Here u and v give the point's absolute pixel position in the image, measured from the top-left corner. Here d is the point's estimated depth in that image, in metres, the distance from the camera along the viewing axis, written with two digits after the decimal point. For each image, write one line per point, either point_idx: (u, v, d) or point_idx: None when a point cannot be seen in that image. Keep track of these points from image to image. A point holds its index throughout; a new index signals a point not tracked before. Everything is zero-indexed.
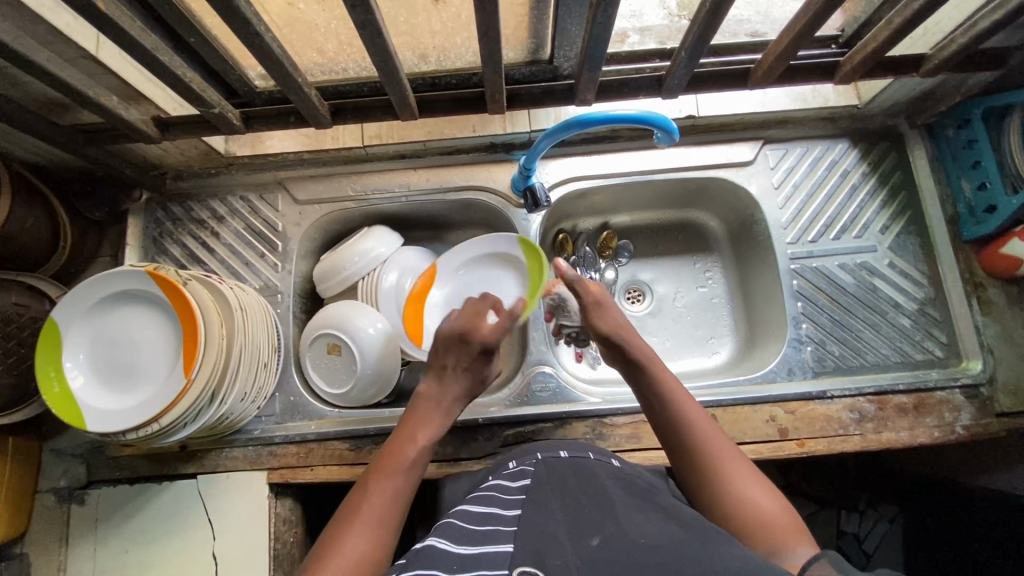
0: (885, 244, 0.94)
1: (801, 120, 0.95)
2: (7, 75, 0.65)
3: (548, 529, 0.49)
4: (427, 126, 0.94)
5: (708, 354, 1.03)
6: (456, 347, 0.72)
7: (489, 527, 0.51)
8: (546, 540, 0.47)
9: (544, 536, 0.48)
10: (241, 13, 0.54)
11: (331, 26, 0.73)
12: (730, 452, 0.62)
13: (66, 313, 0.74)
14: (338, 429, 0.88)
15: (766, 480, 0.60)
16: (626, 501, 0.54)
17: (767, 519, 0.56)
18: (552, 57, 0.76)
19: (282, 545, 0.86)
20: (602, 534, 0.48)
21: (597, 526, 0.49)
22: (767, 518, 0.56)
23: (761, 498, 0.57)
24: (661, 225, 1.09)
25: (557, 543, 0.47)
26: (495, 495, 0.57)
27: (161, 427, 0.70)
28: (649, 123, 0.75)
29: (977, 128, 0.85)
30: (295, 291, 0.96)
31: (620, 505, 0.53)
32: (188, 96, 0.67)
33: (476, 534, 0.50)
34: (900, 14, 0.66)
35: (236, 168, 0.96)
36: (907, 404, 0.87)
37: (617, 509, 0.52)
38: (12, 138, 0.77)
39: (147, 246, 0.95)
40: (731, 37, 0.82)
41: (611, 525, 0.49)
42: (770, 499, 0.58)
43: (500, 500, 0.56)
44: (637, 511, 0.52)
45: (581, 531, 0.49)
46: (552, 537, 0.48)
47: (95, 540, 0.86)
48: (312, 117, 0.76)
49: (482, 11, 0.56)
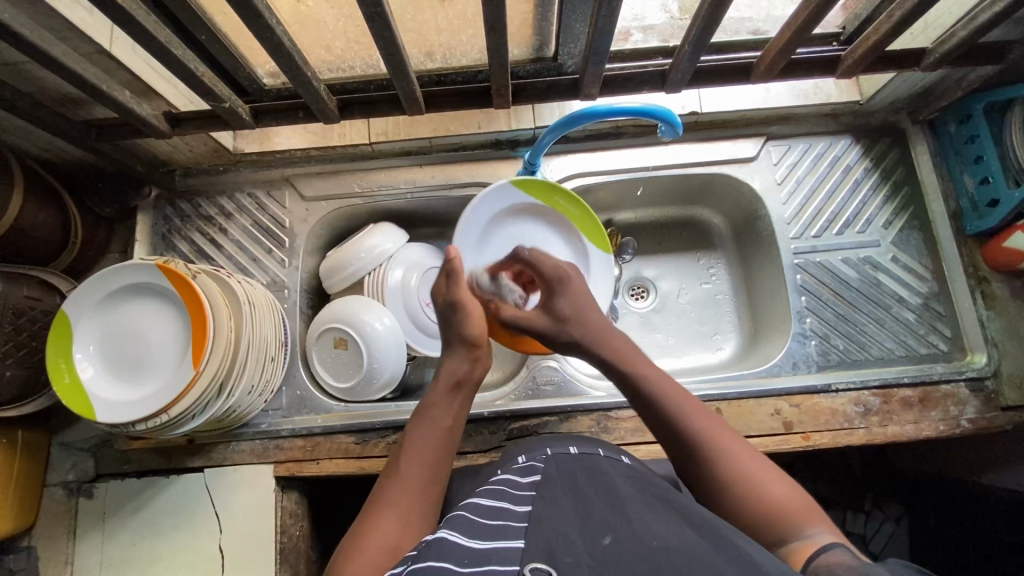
0: (888, 239, 0.94)
1: (803, 116, 0.96)
2: (22, 69, 0.66)
3: (558, 524, 0.49)
4: (432, 123, 0.95)
5: (712, 350, 1.03)
6: (452, 314, 0.73)
7: (499, 522, 0.51)
8: (556, 538, 0.48)
9: (556, 532, 0.48)
10: (253, 6, 0.55)
11: (339, 24, 0.74)
12: (735, 440, 0.61)
13: (78, 305, 0.75)
14: (344, 423, 0.89)
15: (774, 465, 0.60)
16: (636, 499, 0.53)
17: (778, 503, 0.56)
18: (556, 54, 0.77)
19: (288, 538, 0.87)
20: (613, 534, 0.48)
21: (607, 524, 0.49)
22: (779, 503, 0.56)
23: (779, 492, 0.57)
24: (664, 222, 1.09)
25: (568, 539, 0.47)
26: (507, 489, 0.57)
27: (170, 418, 0.70)
28: (653, 116, 0.76)
29: (978, 124, 0.85)
30: (302, 286, 0.97)
31: (630, 503, 0.52)
32: (200, 90, 0.68)
33: (488, 528, 0.50)
34: (901, 7, 0.67)
35: (244, 165, 0.97)
36: (912, 397, 0.87)
37: (627, 507, 0.51)
38: (25, 133, 0.78)
39: (157, 242, 0.97)
40: (733, 35, 0.82)
41: (621, 524, 0.49)
42: (781, 483, 0.58)
43: (512, 494, 0.56)
44: (646, 508, 0.52)
45: (591, 528, 0.49)
46: (562, 532, 0.48)
47: (103, 533, 0.86)
48: (321, 112, 0.77)
49: (489, 4, 0.57)
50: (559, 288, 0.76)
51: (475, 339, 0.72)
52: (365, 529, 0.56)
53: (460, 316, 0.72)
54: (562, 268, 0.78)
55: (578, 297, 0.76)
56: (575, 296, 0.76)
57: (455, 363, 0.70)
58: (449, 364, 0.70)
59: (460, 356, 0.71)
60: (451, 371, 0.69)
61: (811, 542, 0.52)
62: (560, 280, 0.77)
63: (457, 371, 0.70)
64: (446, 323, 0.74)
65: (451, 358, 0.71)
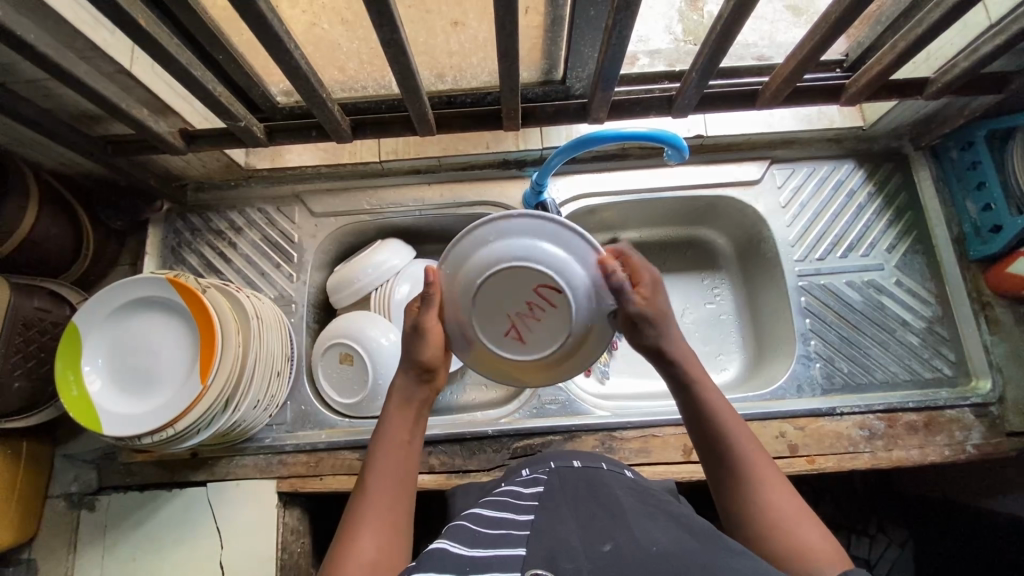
0: (891, 263, 0.95)
1: (806, 140, 0.97)
2: (44, 86, 0.68)
3: (561, 533, 0.49)
4: (441, 142, 0.96)
5: (716, 371, 1.03)
6: (407, 335, 0.64)
7: (501, 531, 0.51)
8: (558, 543, 0.47)
9: (557, 540, 0.48)
10: (273, 30, 0.57)
11: (353, 46, 0.76)
12: (770, 465, 0.58)
13: (86, 319, 0.75)
14: (348, 439, 0.88)
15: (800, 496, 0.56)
16: (638, 510, 0.53)
17: (800, 537, 0.52)
18: (565, 78, 0.78)
19: (289, 555, 0.86)
20: (613, 541, 0.47)
21: (608, 532, 0.48)
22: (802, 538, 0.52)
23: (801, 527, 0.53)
24: (669, 243, 1.10)
25: (570, 546, 0.47)
26: (509, 500, 0.57)
27: (177, 432, 0.70)
28: (660, 141, 0.77)
29: (980, 150, 0.87)
30: (308, 301, 0.97)
31: (631, 513, 0.52)
32: (216, 109, 0.69)
33: (489, 538, 0.50)
34: (904, 39, 0.68)
35: (256, 180, 0.99)
36: (917, 422, 0.86)
37: (629, 517, 0.51)
38: (42, 147, 0.80)
39: (166, 255, 0.98)
40: (738, 60, 0.85)
41: (623, 532, 0.48)
42: (813, 527, 0.53)
43: (514, 506, 0.56)
44: (648, 519, 0.51)
45: (592, 536, 0.48)
46: (565, 540, 0.48)
47: (103, 546, 0.86)
48: (334, 132, 0.79)
49: (503, 32, 0.59)
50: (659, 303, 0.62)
51: (430, 363, 0.64)
52: (342, 545, 0.54)
53: (421, 340, 0.64)
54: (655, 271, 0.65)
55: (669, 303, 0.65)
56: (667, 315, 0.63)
57: (404, 385, 0.65)
58: (399, 385, 0.66)
59: (410, 376, 0.66)
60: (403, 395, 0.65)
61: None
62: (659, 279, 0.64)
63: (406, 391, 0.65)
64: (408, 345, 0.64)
65: (399, 378, 0.66)
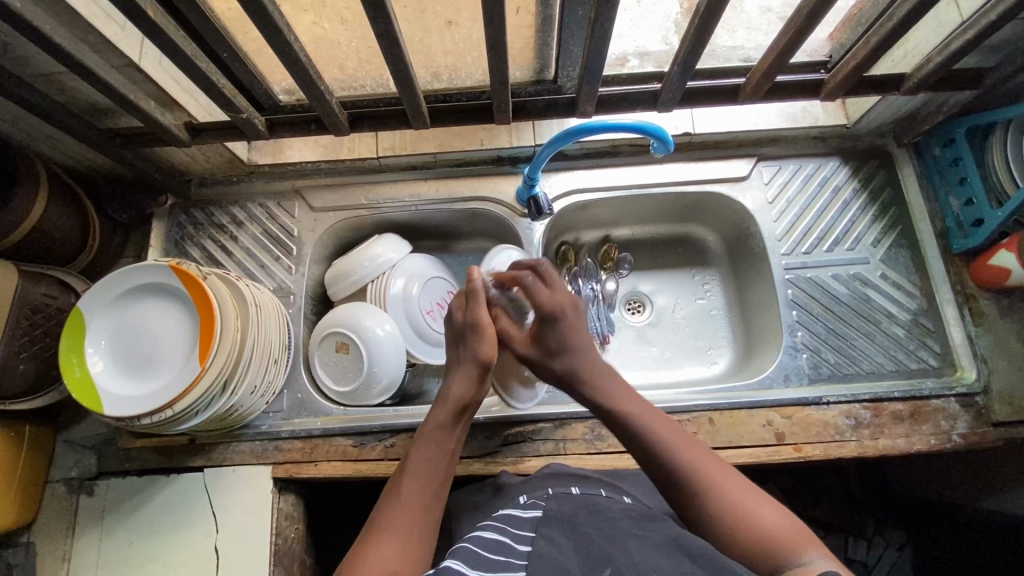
0: (877, 257, 0.97)
1: (792, 138, 1.00)
2: (56, 79, 0.72)
3: (560, 560, 0.50)
4: (438, 139, 1.00)
5: (706, 364, 1.05)
6: (470, 332, 0.72)
7: (501, 556, 0.52)
8: (555, 570, 0.49)
9: (556, 567, 0.49)
10: (273, 22, 0.60)
11: (351, 44, 0.80)
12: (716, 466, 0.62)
13: (92, 303, 0.78)
14: (344, 426, 0.90)
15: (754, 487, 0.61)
16: (634, 534, 0.54)
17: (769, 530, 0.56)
18: (556, 77, 0.81)
19: (282, 540, 0.87)
20: (611, 566, 0.49)
21: (606, 556, 0.50)
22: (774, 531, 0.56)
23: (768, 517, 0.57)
24: (660, 239, 1.12)
25: None
26: (508, 525, 0.59)
27: (174, 412, 0.72)
28: (645, 132, 0.80)
29: (960, 146, 0.89)
30: (307, 292, 1.00)
31: (627, 538, 0.53)
32: (219, 100, 0.73)
33: (490, 562, 0.51)
34: (877, 33, 0.71)
35: (257, 176, 1.02)
36: (903, 411, 0.88)
37: (625, 542, 0.52)
38: (53, 139, 0.83)
39: (170, 248, 1.00)
40: (725, 61, 0.88)
41: (619, 555, 0.50)
42: (774, 512, 0.58)
43: (513, 530, 0.57)
44: (644, 544, 0.52)
45: (590, 562, 0.50)
46: (563, 567, 0.49)
47: (101, 529, 0.87)
48: (332, 125, 0.82)
49: (491, 24, 0.62)
50: (558, 325, 0.73)
51: (484, 361, 0.70)
52: (364, 553, 0.56)
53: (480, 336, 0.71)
54: (558, 301, 0.74)
55: (571, 335, 0.73)
56: (570, 333, 0.73)
57: (461, 387, 0.69)
58: (455, 386, 0.70)
59: (466, 378, 0.70)
60: (457, 397, 0.69)
61: (808, 568, 0.52)
62: (554, 316, 0.73)
63: (461, 393, 0.69)
64: (462, 338, 0.73)
65: (455, 380, 0.70)
